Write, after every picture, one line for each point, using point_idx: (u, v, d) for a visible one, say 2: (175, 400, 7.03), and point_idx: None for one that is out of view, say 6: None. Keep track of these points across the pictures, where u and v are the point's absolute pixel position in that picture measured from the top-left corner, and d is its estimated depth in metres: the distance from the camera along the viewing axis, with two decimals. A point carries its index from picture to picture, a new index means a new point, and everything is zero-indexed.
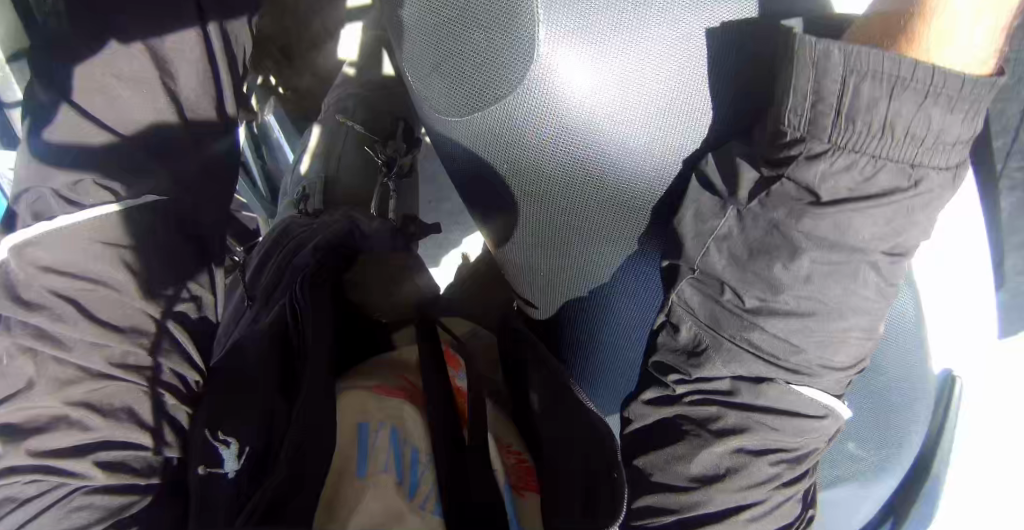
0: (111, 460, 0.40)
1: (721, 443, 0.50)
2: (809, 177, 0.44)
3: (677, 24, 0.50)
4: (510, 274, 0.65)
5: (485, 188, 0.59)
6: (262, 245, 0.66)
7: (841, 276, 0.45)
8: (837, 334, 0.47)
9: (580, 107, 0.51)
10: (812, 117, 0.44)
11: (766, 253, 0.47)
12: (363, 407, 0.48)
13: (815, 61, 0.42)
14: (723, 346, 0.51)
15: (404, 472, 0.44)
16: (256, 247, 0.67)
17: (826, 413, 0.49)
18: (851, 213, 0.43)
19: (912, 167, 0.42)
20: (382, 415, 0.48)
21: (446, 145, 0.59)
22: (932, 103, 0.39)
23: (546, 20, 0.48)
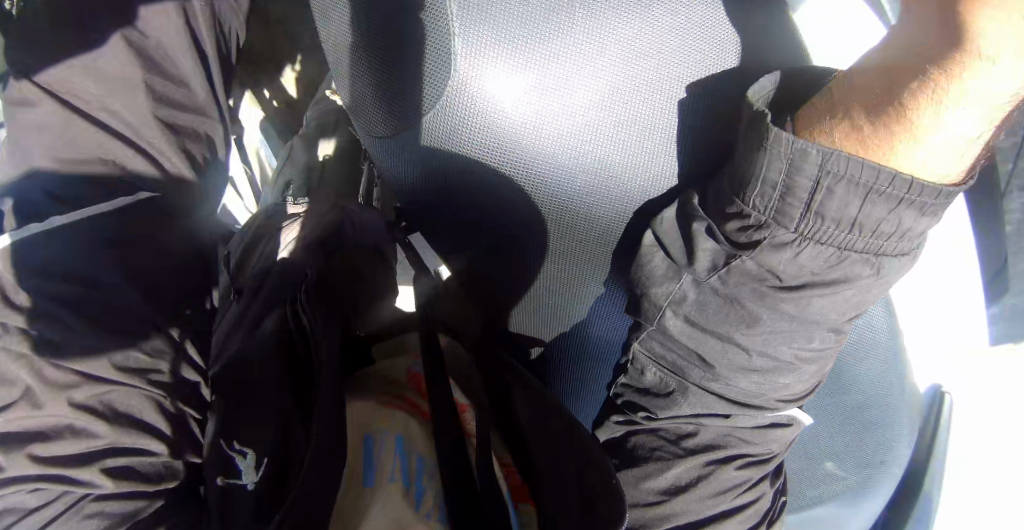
0: (125, 464, 0.45)
1: (683, 463, 0.58)
2: (776, 262, 0.49)
3: (598, 37, 0.52)
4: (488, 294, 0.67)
5: (459, 208, 0.60)
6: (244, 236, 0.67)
7: (791, 337, 0.52)
8: (787, 383, 0.55)
9: (504, 118, 0.53)
10: (779, 207, 0.47)
11: (727, 313, 0.53)
12: (367, 422, 0.51)
13: (790, 156, 0.45)
14: (688, 390, 0.57)
15: (411, 477, 0.46)
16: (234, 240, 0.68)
17: (790, 421, 0.58)
18: (812, 294, 0.49)
19: (876, 257, 0.47)
20: (388, 425, 0.51)
21: (386, 163, 0.60)
22: (900, 207, 0.43)
23: (461, 35, 0.51)
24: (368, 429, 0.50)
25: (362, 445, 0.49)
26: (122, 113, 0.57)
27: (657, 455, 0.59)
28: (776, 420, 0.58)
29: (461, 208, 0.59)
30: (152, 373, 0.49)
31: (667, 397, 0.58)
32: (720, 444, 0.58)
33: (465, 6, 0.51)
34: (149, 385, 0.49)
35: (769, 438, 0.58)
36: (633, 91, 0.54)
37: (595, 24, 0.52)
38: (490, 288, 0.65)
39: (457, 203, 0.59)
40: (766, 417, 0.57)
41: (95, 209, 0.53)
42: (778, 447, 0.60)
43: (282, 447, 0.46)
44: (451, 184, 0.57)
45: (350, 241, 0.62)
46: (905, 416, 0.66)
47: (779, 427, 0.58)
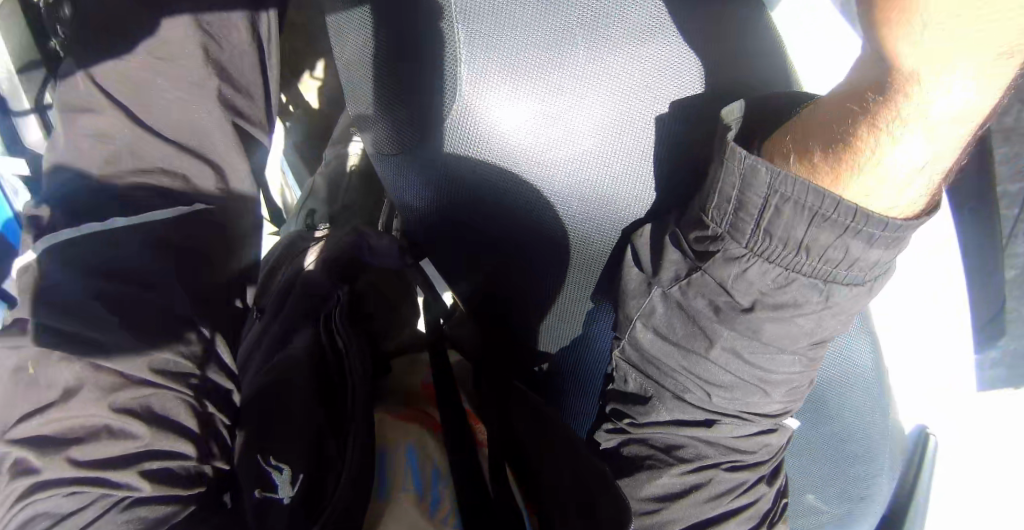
0: (160, 469, 0.47)
1: (674, 470, 0.58)
2: (726, 274, 0.51)
3: (599, 70, 0.55)
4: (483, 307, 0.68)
5: (462, 233, 0.61)
6: (268, 264, 0.77)
7: (754, 362, 0.54)
8: (756, 399, 0.56)
9: (506, 143, 0.55)
10: (734, 221, 0.49)
11: (684, 327, 0.56)
12: (382, 434, 0.55)
13: (743, 171, 0.47)
14: (665, 396, 0.58)
15: (425, 486, 0.49)
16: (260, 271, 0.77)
17: (777, 427, 0.60)
18: (763, 320, 0.51)
19: (824, 284, 0.48)
20: (404, 435, 0.54)
21: (391, 186, 0.62)
22: (847, 237, 0.44)
23: (467, 62, 0.53)
24: (383, 444, 0.53)
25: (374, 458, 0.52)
26: (195, 127, 0.61)
27: (648, 463, 0.59)
28: (762, 425, 0.59)
29: (462, 225, 0.60)
30: (190, 377, 0.52)
31: (647, 405, 0.59)
32: (708, 451, 0.58)
33: (473, 33, 0.53)
34: (184, 390, 0.51)
35: (756, 445, 0.59)
36: (629, 122, 0.56)
37: (597, 57, 0.55)
38: (501, 308, 0.67)
39: (455, 221, 0.60)
40: (751, 428, 0.58)
41: (127, 220, 0.55)
42: (766, 453, 0.60)
43: (314, 459, 0.50)
44: (451, 206, 0.59)
45: (367, 265, 0.68)
46: (888, 454, 0.65)
47: (763, 433, 0.59)
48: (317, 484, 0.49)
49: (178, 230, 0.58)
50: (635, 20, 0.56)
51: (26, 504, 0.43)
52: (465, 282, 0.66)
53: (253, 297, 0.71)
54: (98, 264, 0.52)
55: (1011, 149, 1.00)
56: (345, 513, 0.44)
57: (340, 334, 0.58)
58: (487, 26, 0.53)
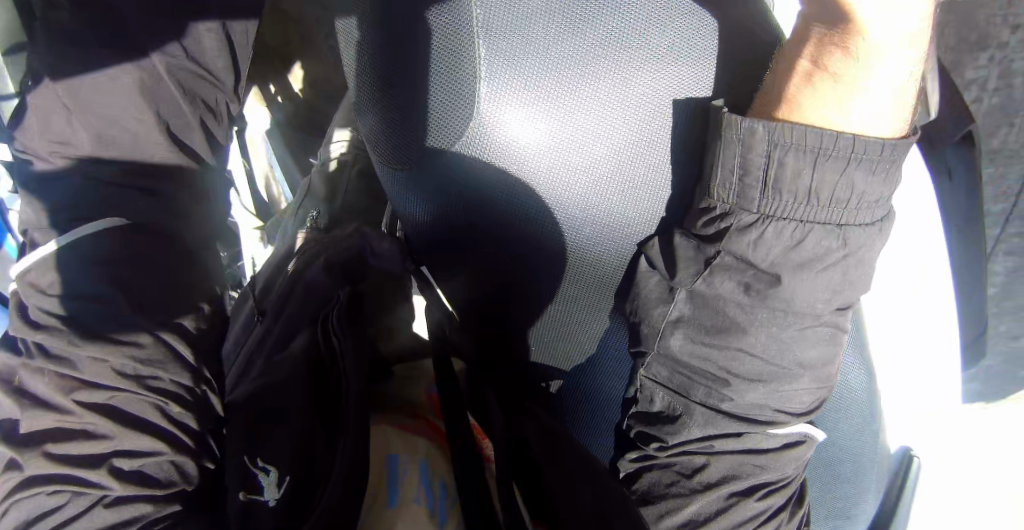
0: (130, 467, 0.47)
1: (702, 496, 0.59)
2: (743, 244, 0.53)
3: (621, 96, 0.54)
4: (485, 316, 0.66)
5: (470, 236, 0.59)
6: (265, 271, 0.78)
7: (791, 343, 0.54)
8: (789, 392, 0.56)
9: (522, 163, 0.54)
10: (741, 189, 0.53)
11: (711, 319, 0.56)
12: (390, 445, 0.57)
13: (741, 138, 0.52)
14: (694, 412, 0.58)
15: (435, 502, 0.51)
16: (257, 277, 0.79)
17: (803, 437, 0.59)
18: (798, 284, 0.52)
19: (839, 227, 0.51)
20: (409, 452, 0.56)
21: (394, 199, 0.60)
22: (852, 169, 0.49)
23: (486, 79, 0.52)
24: (392, 450, 0.56)
25: (386, 462, 0.54)
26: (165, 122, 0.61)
27: (673, 490, 0.60)
28: (791, 438, 0.59)
29: (475, 227, 0.58)
30: (151, 379, 0.50)
31: (676, 423, 0.59)
32: (735, 474, 0.59)
33: (495, 50, 0.52)
34: (144, 391, 0.49)
35: (786, 462, 0.59)
36: (644, 146, 0.56)
37: (619, 80, 0.54)
38: (498, 315, 0.66)
39: (474, 224, 0.58)
40: (780, 434, 0.58)
41: (87, 227, 0.53)
42: (793, 468, 0.60)
43: (302, 465, 0.51)
44: (459, 224, 0.58)
45: (371, 266, 0.68)
46: (874, 472, 0.66)
47: (789, 447, 0.59)
48: (302, 487, 0.50)
49: (127, 237, 0.55)
50: (660, 41, 0.54)
51: (14, 499, 0.45)
52: (461, 295, 0.66)
53: (253, 300, 0.73)
54: (65, 281, 0.51)
55: (999, 170, 1.01)
56: (329, 516, 0.46)
57: (339, 340, 0.57)
58: (510, 43, 0.52)
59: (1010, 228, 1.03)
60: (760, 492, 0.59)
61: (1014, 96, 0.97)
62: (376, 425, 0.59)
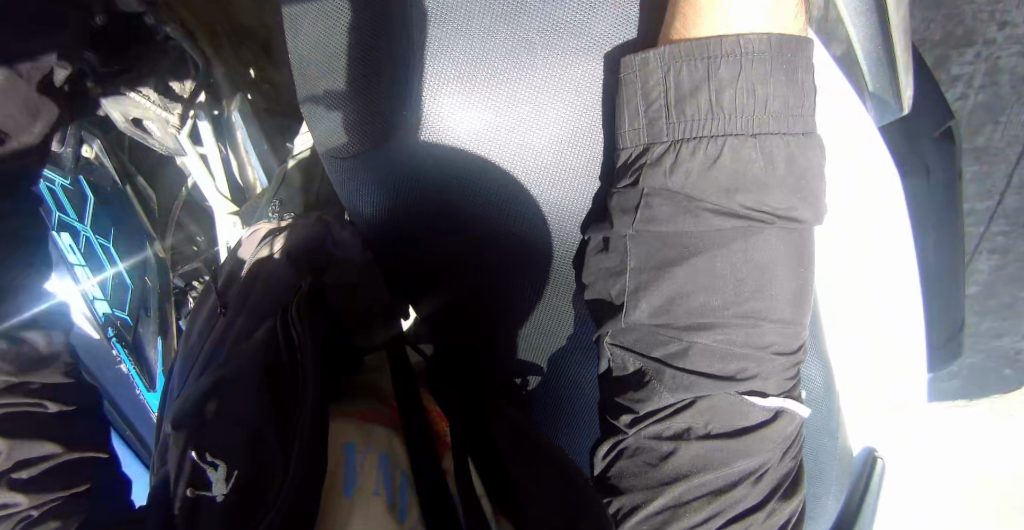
0: (27, 478, 0.50)
1: (668, 488, 0.54)
2: (660, 177, 0.49)
3: (562, 85, 0.53)
4: (439, 308, 0.65)
5: (434, 226, 0.58)
6: (227, 268, 0.77)
7: (748, 276, 0.49)
8: (771, 335, 0.50)
9: (459, 153, 0.54)
10: (650, 121, 0.50)
11: (665, 257, 0.50)
12: (350, 437, 0.55)
13: (636, 67, 0.49)
14: (665, 374, 0.52)
15: (394, 495, 0.50)
16: (223, 270, 0.78)
17: (781, 411, 0.52)
18: (733, 223, 0.48)
19: (753, 136, 0.47)
20: (369, 444, 0.55)
21: (346, 191, 0.58)
22: (747, 69, 0.46)
23: (423, 69, 0.52)
24: (352, 444, 0.54)
25: (343, 456, 0.53)
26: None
27: (641, 478, 0.55)
28: (768, 410, 0.52)
29: (438, 217, 0.57)
30: (26, 384, 0.55)
31: (644, 388, 0.54)
32: (706, 460, 0.53)
33: (430, 39, 0.51)
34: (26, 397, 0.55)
35: (762, 442, 0.52)
36: (590, 137, 0.55)
37: (557, 68, 0.52)
38: (479, 310, 0.64)
39: (433, 210, 0.57)
40: (756, 403, 0.51)
41: None
42: (775, 450, 0.53)
43: (252, 460, 0.49)
44: (411, 215, 0.57)
45: (333, 257, 0.73)
46: (834, 471, 0.66)
47: (764, 427, 0.52)
48: (255, 481, 0.48)
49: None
50: (606, 26, 0.52)
51: None
52: (436, 295, 0.64)
53: (216, 292, 0.72)
54: None
55: (983, 167, 1.01)
56: (286, 513, 0.44)
57: (296, 326, 0.56)
58: (445, 32, 0.52)
59: (995, 226, 1.04)
60: (735, 482, 0.53)
61: (1000, 94, 0.97)
62: (335, 421, 0.57)
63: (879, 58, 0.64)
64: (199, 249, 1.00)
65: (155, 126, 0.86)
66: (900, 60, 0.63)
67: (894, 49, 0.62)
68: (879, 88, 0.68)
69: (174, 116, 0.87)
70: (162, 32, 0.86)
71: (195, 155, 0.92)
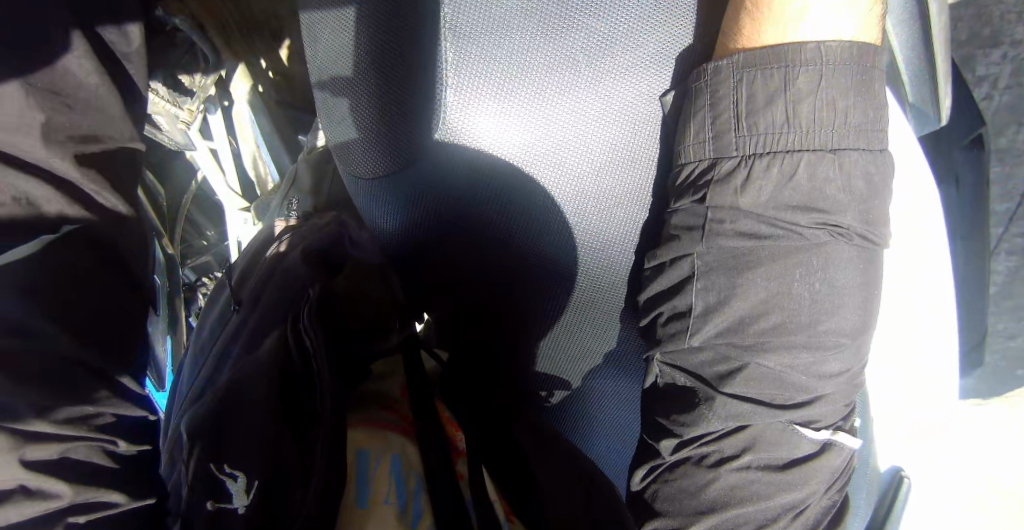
0: (85, 522, 0.43)
1: (702, 519, 0.47)
2: (727, 195, 0.45)
3: (603, 105, 0.50)
4: (455, 314, 0.61)
5: (462, 241, 0.55)
6: (240, 259, 0.74)
7: (818, 301, 0.43)
8: (837, 366, 0.45)
9: (491, 172, 0.52)
10: (716, 134, 0.45)
11: (726, 272, 0.45)
12: (365, 443, 0.53)
13: (706, 77, 0.46)
14: (716, 401, 0.46)
15: (407, 502, 0.49)
16: (232, 266, 0.75)
17: (829, 443, 0.46)
18: (807, 245, 0.43)
19: (834, 153, 0.42)
20: (381, 449, 0.52)
21: (366, 208, 0.55)
22: (827, 80, 0.42)
23: (455, 85, 0.49)
24: (364, 449, 0.52)
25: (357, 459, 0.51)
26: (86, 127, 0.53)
27: (671, 508, 0.49)
28: (819, 441, 0.46)
29: (464, 230, 0.54)
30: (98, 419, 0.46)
31: (692, 411, 0.47)
32: (748, 494, 0.46)
33: (461, 55, 0.49)
34: (94, 433, 0.45)
35: (812, 475, 0.46)
36: (630, 159, 0.52)
37: (596, 87, 0.50)
38: (499, 322, 0.60)
39: (454, 219, 0.54)
40: (805, 435, 0.46)
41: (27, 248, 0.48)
42: (821, 483, 0.47)
43: (272, 465, 0.47)
44: (438, 230, 0.54)
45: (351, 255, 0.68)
46: (863, 493, 0.63)
47: (813, 459, 0.46)
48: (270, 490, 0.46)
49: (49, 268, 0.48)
50: (650, 42, 0.49)
51: None
52: (454, 301, 0.61)
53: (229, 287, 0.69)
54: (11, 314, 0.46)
55: (1007, 169, 0.98)
56: None
57: (309, 334, 0.52)
58: (479, 47, 0.49)
59: (1015, 228, 1.00)
60: (775, 517, 0.47)
61: None
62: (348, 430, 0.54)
63: (920, 69, 0.62)
64: (209, 243, 0.99)
65: (164, 119, 0.83)
66: (942, 71, 0.61)
67: (935, 60, 0.60)
68: (919, 99, 0.65)
69: (183, 112, 0.85)
70: (172, 23, 0.83)
71: (204, 150, 0.89)
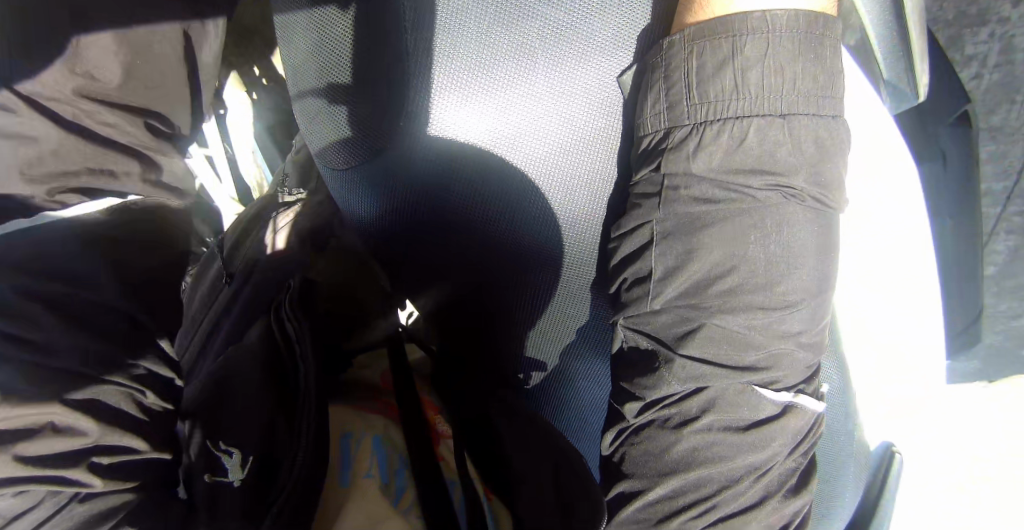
0: (106, 464, 0.46)
1: (665, 480, 0.48)
2: (681, 162, 0.46)
3: (566, 87, 0.51)
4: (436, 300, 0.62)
5: (436, 227, 0.55)
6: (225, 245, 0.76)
7: (779, 260, 0.44)
8: (795, 329, 0.46)
9: (459, 159, 0.53)
10: (670, 105, 0.46)
11: (687, 240, 0.46)
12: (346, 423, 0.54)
13: (661, 53, 0.47)
14: (676, 363, 0.47)
15: (390, 477, 0.48)
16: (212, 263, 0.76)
17: (791, 405, 0.47)
18: (761, 205, 0.44)
19: (783, 118, 0.43)
20: (367, 427, 0.53)
21: (342, 199, 0.57)
22: (774, 46, 0.42)
23: (420, 73, 0.51)
24: (349, 428, 0.53)
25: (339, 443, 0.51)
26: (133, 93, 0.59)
27: (636, 470, 0.50)
28: (777, 403, 0.47)
29: (438, 218, 0.55)
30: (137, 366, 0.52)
31: (653, 374, 0.48)
32: (711, 457, 0.47)
33: (426, 43, 0.51)
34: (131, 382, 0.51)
35: (771, 437, 0.47)
36: (595, 140, 0.53)
37: (559, 71, 0.51)
38: (481, 310, 0.61)
39: (425, 207, 0.54)
40: (766, 396, 0.46)
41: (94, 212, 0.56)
42: (785, 447, 0.48)
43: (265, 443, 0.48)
44: (411, 217, 0.55)
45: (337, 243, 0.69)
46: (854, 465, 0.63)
47: (774, 421, 0.47)
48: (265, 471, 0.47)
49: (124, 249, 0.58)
50: (611, 23, 0.50)
51: None
52: (434, 289, 0.60)
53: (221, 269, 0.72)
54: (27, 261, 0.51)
55: (1001, 147, 0.97)
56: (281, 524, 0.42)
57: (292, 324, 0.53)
58: (444, 36, 0.51)
59: (1013, 206, 0.99)
60: (738, 478, 0.47)
61: (1015, 73, 0.92)
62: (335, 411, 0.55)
63: (894, 47, 0.60)
64: None
65: None
66: (917, 47, 0.59)
67: (911, 40, 0.58)
68: (894, 76, 0.64)
69: None
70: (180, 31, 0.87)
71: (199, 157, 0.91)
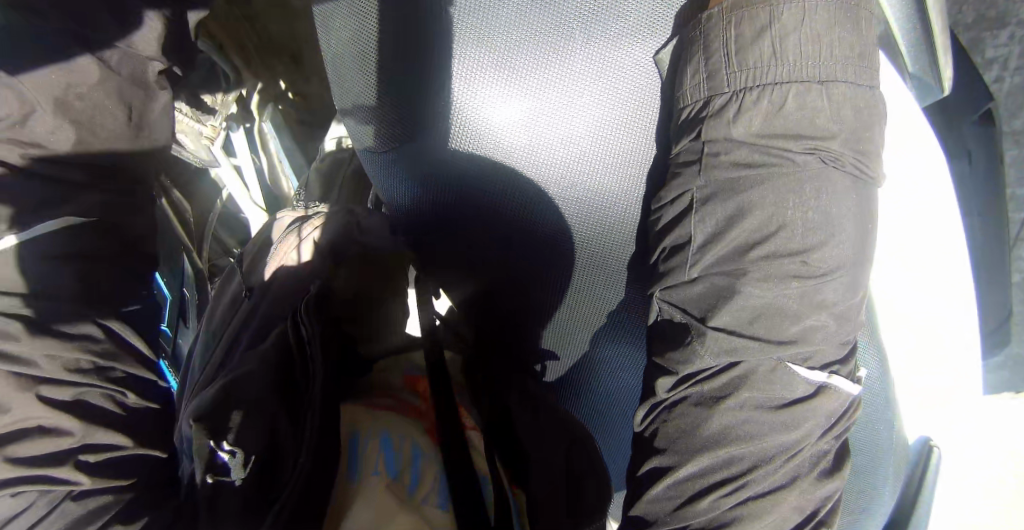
0: (95, 462, 0.45)
1: (698, 458, 0.47)
2: (721, 129, 0.46)
3: (600, 66, 0.51)
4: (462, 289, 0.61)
5: (460, 208, 0.57)
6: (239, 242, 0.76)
7: (820, 227, 0.44)
8: (832, 300, 0.45)
9: (493, 140, 0.54)
10: (710, 74, 0.46)
11: (724, 207, 0.45)
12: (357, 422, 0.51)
13: (698, 26, 0.47)
14: (707, 336, 0.46)
15: (403, 472, 0.47)
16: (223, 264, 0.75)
17: (827, 379, 0.46)
18: (798, 170, 0.44)
19: (822, 84, 0.43)
20: (378, 424, 0.51)
21: (380, 180, 0.60)
22: (811, 13, 0.43)
23: (458, 55, 0.53)
24: (357, 429, 0.51)
25: (349, 443, 0.49)
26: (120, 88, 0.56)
27: (668, 448, 0.49)
28: (813, 380, 0.46)
29: (463, 199, 0.57)
30: (113, 370, 0.49)
31: (685, 349, 0.47)
32: (745, 434, 0.46)
33: (464, 27, 0.52)
34: (107, 383, 0.48)
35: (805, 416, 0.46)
36: (628, 121, 0.53)
37: (594, 50, 0.51)
38: (513, 295, 0.60)
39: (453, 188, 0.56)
40: (800, 374, 0.45)
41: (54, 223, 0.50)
42: (818, 426, 0.47)
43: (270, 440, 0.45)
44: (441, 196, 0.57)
45: None
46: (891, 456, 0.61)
47: (808, 400, 0.46)
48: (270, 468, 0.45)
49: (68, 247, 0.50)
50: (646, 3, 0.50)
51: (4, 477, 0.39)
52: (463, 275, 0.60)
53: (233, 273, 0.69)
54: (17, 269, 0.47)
55: None
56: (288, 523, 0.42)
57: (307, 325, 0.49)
58: (481, 19, 0.52)
59: None
60: (771, 457, 0.46)
61: None
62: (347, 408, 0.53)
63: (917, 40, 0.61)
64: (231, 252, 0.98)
65: (188, 138, 0.82)
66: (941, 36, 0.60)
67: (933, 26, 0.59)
68: (920, 69, 0.64)
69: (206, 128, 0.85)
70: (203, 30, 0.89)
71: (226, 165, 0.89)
